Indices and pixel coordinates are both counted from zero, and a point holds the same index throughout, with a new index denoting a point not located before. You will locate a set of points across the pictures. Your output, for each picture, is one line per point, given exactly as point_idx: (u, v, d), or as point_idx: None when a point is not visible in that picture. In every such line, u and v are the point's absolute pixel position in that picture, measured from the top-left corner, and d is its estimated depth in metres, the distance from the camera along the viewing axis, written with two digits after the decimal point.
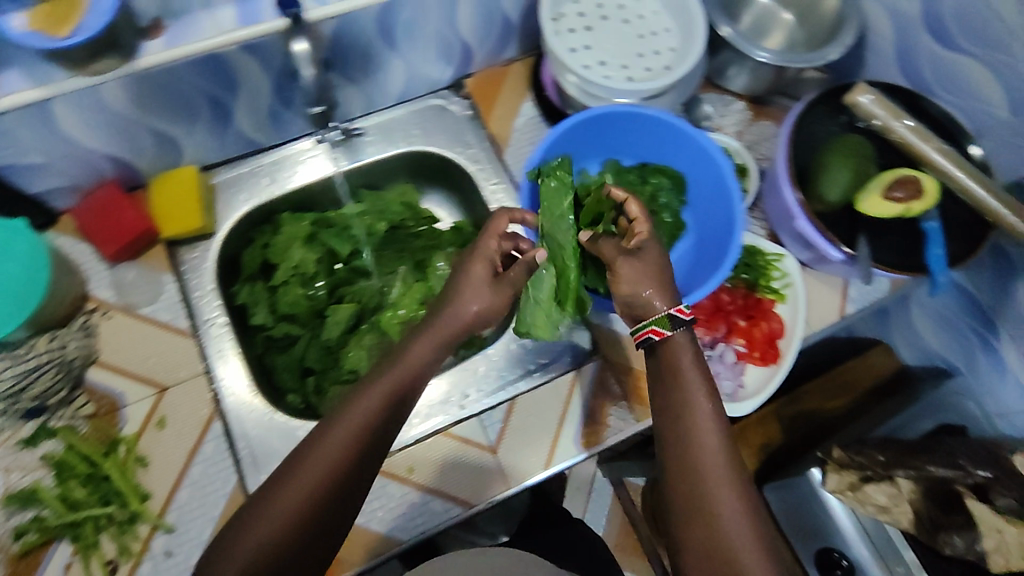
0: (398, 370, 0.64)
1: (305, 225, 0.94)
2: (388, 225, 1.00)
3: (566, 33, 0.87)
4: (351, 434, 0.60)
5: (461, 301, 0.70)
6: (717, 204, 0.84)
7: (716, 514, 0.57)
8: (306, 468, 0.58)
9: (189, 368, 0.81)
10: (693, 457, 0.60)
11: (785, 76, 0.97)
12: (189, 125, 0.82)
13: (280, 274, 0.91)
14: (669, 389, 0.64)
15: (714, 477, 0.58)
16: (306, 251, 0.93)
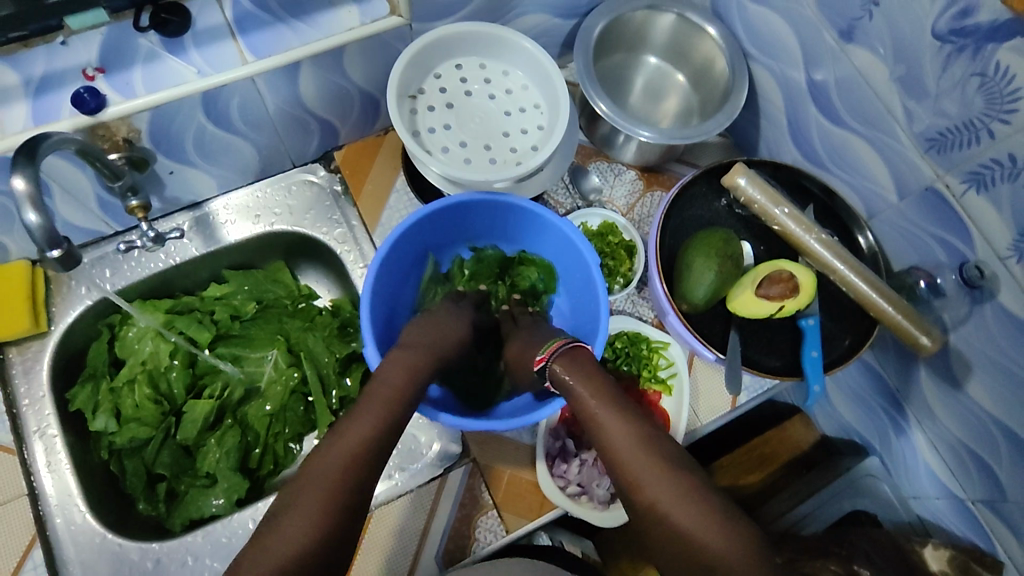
0: (382, 390, 0.63)
1: (160, 316, 0.87)
2: (258, 305, 0.93)
3: (425, 112, 0.82)
4: (350, 453, 0.56)
5: (434, 330, 0.72)
6: (586, 298, 0.78)
7: (665, 506, 0.54)
8: (306, 495, 0.53)
9: (11, 488, 0.75)
10: (635, 477, 0.56)
11: (674, 147, 0.91)
12: (7, 223, 0.75)
13: (122, 372, 0.84)
14: (594, 420, 0.61)
15: (652, 475, 0.56)
16: (159, 343, 0.87)
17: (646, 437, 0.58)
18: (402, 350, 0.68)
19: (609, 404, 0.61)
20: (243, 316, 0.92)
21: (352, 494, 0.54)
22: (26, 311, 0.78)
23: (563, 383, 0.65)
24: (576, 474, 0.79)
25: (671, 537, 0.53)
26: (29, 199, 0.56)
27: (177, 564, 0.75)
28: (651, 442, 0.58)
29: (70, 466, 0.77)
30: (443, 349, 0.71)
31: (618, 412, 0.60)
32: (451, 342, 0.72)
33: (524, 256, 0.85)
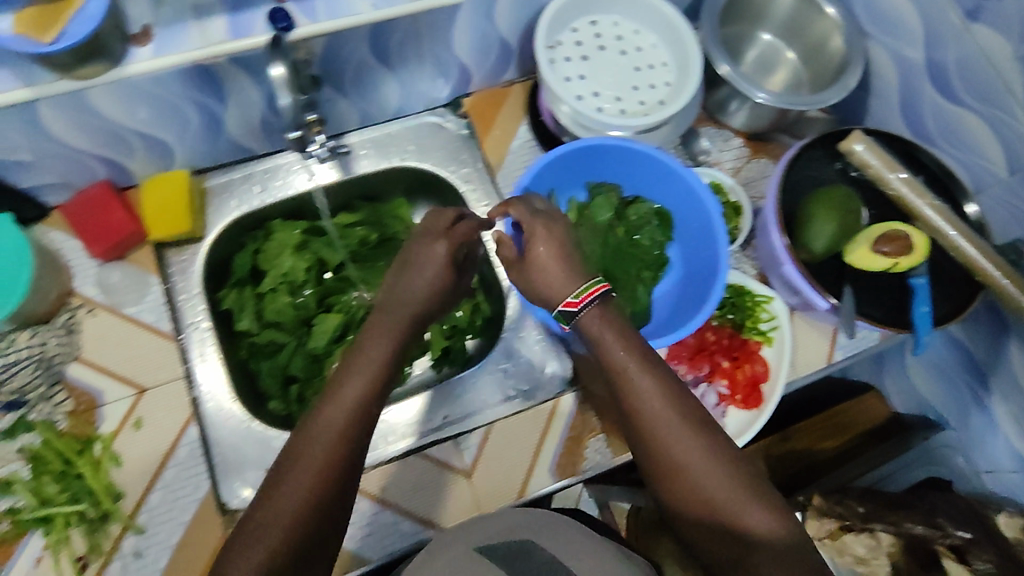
0: (359, 367, 0.63)
1: (298, 235, 0.95)
2: (380, 236, 1.00)
3: (562, 61, 0.87)
4: (326, 436, 0.57)
5: (403, 289, 0.71)
6: (703, 246, 0.84)
7: (691, 463, 0.60)
8: (289, 480, 0.55)
9: (169, 372, 0.82)
10: (655, 433, 0.61)
11: (785, 116, 0.96)
12: (182, 131, 0.83)
13: (269, 282, 0.93)
14: (617, 378, 0.65)
15: (677, 432, 0.61)
16: (296, 259, 0.94)
17: (672, 393, 0.63)
18: (376, 318, 0.69)
19: (637, 359, 0.64)
20: (367, 245, 0.99)
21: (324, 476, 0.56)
22: (188, 215, 0.86)
23: (590, 334, 0.67)
24: None
25: (694, 486, 0.59)
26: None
27: None
28: (676, 401, 0.62)
29: (219, 359, 0.85)
30: (413, 309, 0.70)
31: (645, 368, 0.64)
32: (421, 296, 0.71)
33: (640, 203, 0.89)
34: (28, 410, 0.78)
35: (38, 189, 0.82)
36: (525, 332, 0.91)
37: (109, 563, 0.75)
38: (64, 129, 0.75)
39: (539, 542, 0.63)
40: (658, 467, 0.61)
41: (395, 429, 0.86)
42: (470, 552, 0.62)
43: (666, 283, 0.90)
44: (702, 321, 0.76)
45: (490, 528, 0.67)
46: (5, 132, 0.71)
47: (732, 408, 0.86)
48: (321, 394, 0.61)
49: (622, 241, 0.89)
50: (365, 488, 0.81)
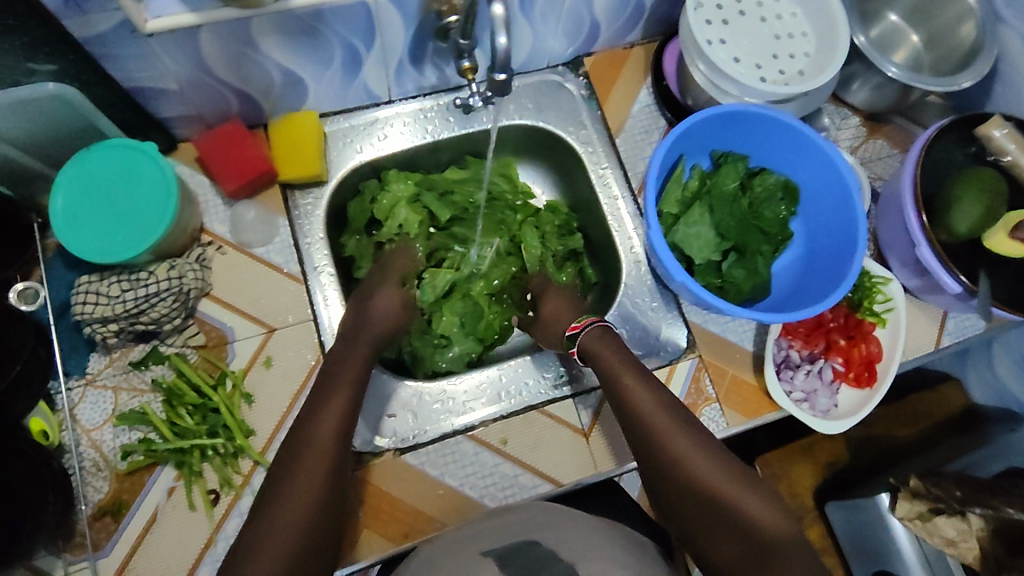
0: (336, 391, 0.73)
1: (411, 188, 0.94)
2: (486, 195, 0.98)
3: (703, 24, 0.86)
4: (320, 448, 0.69)
5: (376, 310, 0.84)
6: (836, 222, 0.85)
7: (689, 467, 0.74)
8: (301, 481, 0.66)
9: (298, 314, 0.82)
10: (655, 435, 0.75)
11: (908, 99, 0.96)
12: (321, 71, 0.81)
13: (385, 232, 0.94)
14: (615, 390, 0.78)
15: (674, 434, 0.75)
16: (410, 211, 0.94)
17: (663, 403, 0.78)
18: (351, 330, 0.80)
19: (635, 378, 0.78)
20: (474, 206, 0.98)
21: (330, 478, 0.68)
22: (320, 160, 0.86)
23: (593, 355, 0.81)
24: (801, 382, 0.87)
25: (690, 486, 0.73)
26: (506, 23, 0.54)
27: (436, 402, 0.84)
28: (668, 413, 0.77)
29: (339, 304, 0.85)
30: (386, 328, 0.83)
31: (642, 380, 0.79)
32: (390, 321, 0.84)
33: (767, 174, 0.89)
34: (159, 342, 0.78)
35: (172, 120, 0.81)
36: (640, 297, 0.91)
37: (240, 497, 0.75)
38: (214, 60, 0.73)
39: (539, 539, 0.68)
40: (658, 465, 0.75)
41: (509, 389, 0.85)
42: (481, 557, 0.66)
43: (787, 257, 0.90)
44: (843, 296, 0.77)
45: (503, 528, 0.72)
46: (160, 57, 0.69)
47: (844, 386, 0.88)
48: (311, 408, 0.72)
49: (747, 212, 0.88)
50: (484, 439, 0.81)
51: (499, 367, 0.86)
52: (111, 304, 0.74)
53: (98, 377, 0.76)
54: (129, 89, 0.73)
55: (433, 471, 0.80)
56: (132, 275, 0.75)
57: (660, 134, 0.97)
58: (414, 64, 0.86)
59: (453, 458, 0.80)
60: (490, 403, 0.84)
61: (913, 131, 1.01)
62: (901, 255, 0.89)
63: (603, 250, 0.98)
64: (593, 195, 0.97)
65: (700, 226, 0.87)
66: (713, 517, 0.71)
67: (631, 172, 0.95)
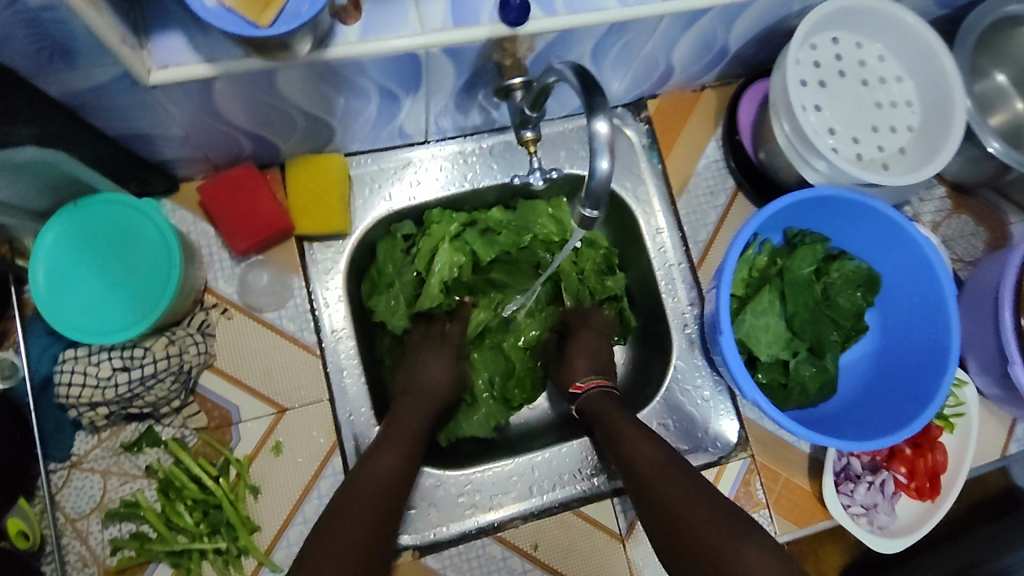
0: (400, 436, 0.69)
1: (456, 226, 0.81)
2: (531, 237, 0.83)
3: (799, 86, 0.75)
4: (374, 486, 0.63)
5: (425, 380, 0.77)
6: (920, 326, 0.76)
7: (681, 511, 0.61)
8: (350, 510, 0.61)
9: (312, 390, 0.73)
10: (654, 486, 0.64)
11: (1005, 177, 0.85)
12: (353, 114, 0.69)
13: (434, 289, 0.80)
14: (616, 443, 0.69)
15: (671, 483, 0.63)
16: (450, 254, 0.81)
17: (663, 452, 0.67)
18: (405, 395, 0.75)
19: (633, 427, 0.69)
20: (520, 249, 0.84)
21: (380, 515, 0.62)
22: (344, 212, 0.74)
23: (595, 414, 0.74)
24: (862, 496, 0.79)
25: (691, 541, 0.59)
26: (610, 143, 0.43)
27: (461, 496, 0.75)
28: (664, 458, 0.66)
29: (358, 378, 0.74)
30: (436, 398, 0.76)
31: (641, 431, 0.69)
32: (442, 391, 0.77)
33: (847, 259, 0.79)
34: (155, 422, 0.69)
35: (174, 162, 0.69)
36: (691, 382, 0.82)
37: None
38: (229, 107, 0.61)
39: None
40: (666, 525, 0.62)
41: (540, 482, 0.77)
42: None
43: (858, 348, 0.82)
44: (925, 425, 0.69)
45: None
46: (163, 108, 0.57)
47: (903, 497, 0.81)
48: (363, 456, 0.67)
49: (818, 299, 0.79)
50: (514, 542, 0.74)
51: (530, 459, 0.77)
52: (101, 387, 0.64)
53: (84, 460, 0.67)
54: (124, 137, 0.61)
55: (455, 574, 0.73)
56: (126, 351, 0.66)
57: (726, 196, 0.86)
58: (459, 107, 0.74)
59: (478, 562, 0.73)
60: (521, 498, 0.76)
61: (1002, 209, 0.90)
62: (982, 359, 0.81)
63: (649, 320, 0.88)
64: (644, 259, 0.86)
65: (769, 316, 0.77)
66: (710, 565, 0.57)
67: (691, 239, 0.85)
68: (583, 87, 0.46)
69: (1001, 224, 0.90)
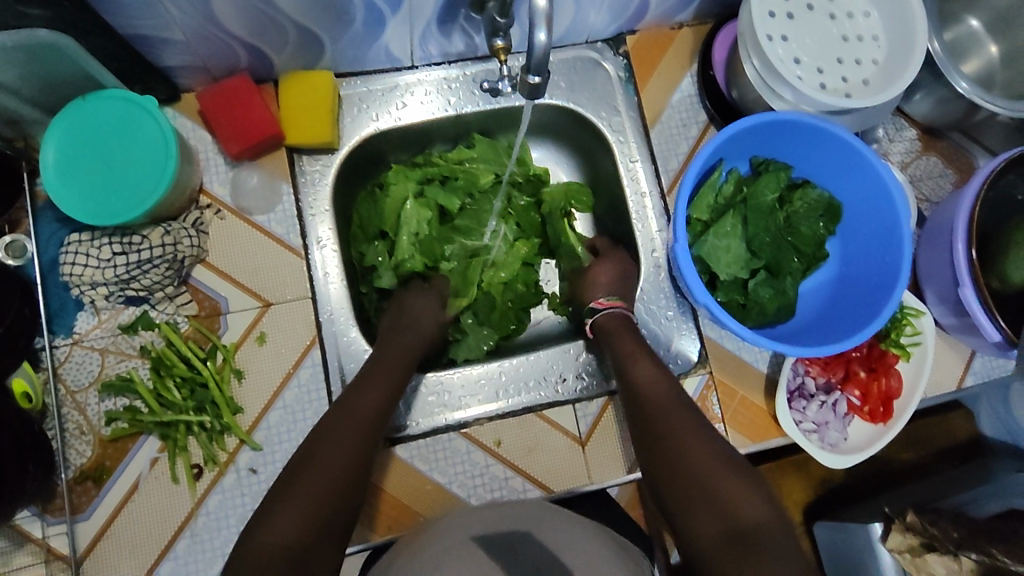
0: (383, 376, 0.72)
1: (413, 185, 0.87)
2: (494, 177, 0.90)
3: (766, 16, 0.77)
4: (358, 423, 0.67)
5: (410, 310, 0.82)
6: (879, 251, 0.79)
7: (678, 447, 0.69)
8: (342, 433, 0.65)
9: (296, 290, 0.78)
10: (658, 419, 0.71)
11: (973, 118, 0.88)
12: (342, 30, 0.74)
13: (404, 245, 0.85)
14: (625, 372, 0.76)
15: (672, 418, 0.71)
16: (417, 210, 0.86)
17: (668, 389, 0.74)
18: (391, 332, 0.79)
19: (649, 363, 0.75)
20: (480, 191, 0.90)
21: (368, 447, 0.66)
22: (331, 123, 0.79)
23: (612, 341, 0.79)
24: (814, 413, 0.84)
25: (681, 471, 0.67)
26: (547, 18, 0.47)
27: (431, 395, 0.81)
28: (669, 393, 0.73)
29: (340, 282, 0.80)
30: (420, 344, 0.79)
31: (651, 364, 0.76)
32: (429, 324, 0.82)
33: (810, 188, 0.82)
34: (150, 307, 0.75)
35: (175, 69, 0.74)
36: (656, 302, 0.86)
37: (223, 474, 0.74)
38: (225, 12, 0.66)
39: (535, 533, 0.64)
40: (659, 457, 0.69)
41: (507, 386, 0.82)
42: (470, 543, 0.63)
43: (818, 277, 0.85)
44: (869, 335, 0.72)
45: (488, 511, 0.71)
46: (162, 6, 0.62)
47: (856, 419, 0.84)
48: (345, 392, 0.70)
49: (781, 227, 0.83)
50: (479, 438, 0.79)
51: (499, 364, 0.83)
52: (101, 268, 0.71)
53: (84, 338, 0.73)
54: (129, 38, 0.66)
55: (421, 464, 0.78)
56: (125, 237, 0.72)
57: (698, 129, 0.89)
58: (442, 30, 0.78)
59: (444, 454, 0.78)
60: (486, 400, 0.81)
61: (970, 150, 0.94)
62: (940, 290, 0.83)
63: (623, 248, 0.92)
64: (617, 188, 0.90)
65: (731, 239, 0.81)
66: (702, 500, 0.65)
67: (663, 169, 0.89)
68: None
69: (970, 166, 0.93)
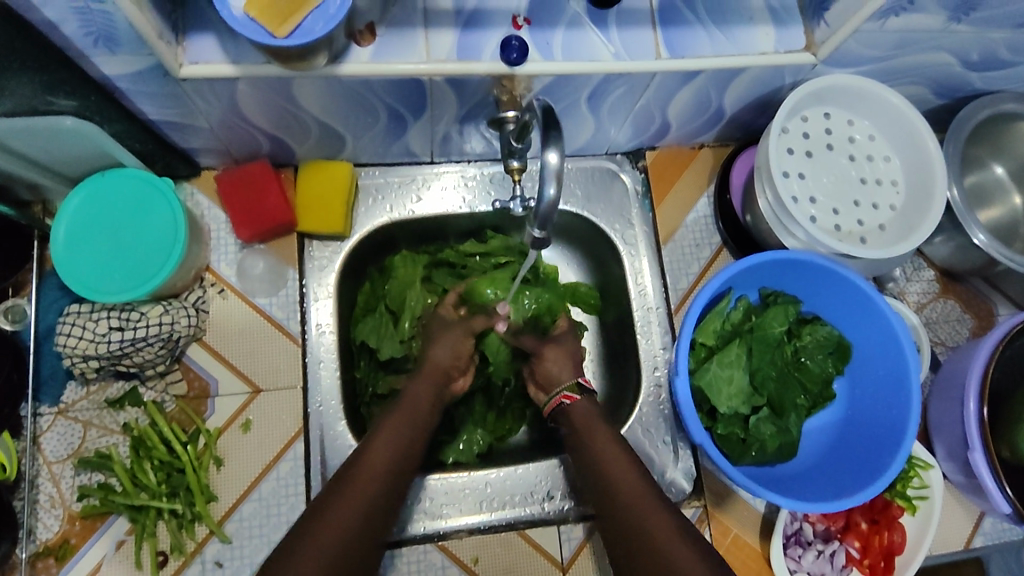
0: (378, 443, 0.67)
1: (422, 269, 0.87)
2: None
3: (784, 154, 0.78)
4: (358, 493, 0.62)
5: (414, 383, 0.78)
6: (888, 400, 0.76)
7: (657, 541, 0.62)
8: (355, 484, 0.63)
9: (288, 378, 0.77)
10: (633, 514, 0.65)
11: (994, 268, 0.86)
12: (365, 128, 0.75)
13: (406, 326, 0.84)
14: (586, 451, 0.72)
15: (649, 511, 0.65)
16: (421, 294, 0.86)
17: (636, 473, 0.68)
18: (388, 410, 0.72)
19: (614, 452, 0.70)
20: None
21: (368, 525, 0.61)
22: (344, 215, 0.80)
23: (578, 427, 0.74)
24: (809, 563, 0.79)
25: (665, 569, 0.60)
26: (558, 173, 0.48)
27: (413, 500, 0.78)
28: (643, 484, 0.68)
29: (333, 370, 0.79)
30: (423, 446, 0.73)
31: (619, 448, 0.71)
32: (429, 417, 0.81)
33: (820, 325, 0.81)
34: (140, 383, 0.74)
35: (198, 151, 0.76)
36: (655, 427, 0.84)
37: (188, 565, 0.71)
38: (250, 108, 0.67)
39: None
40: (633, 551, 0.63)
41: (491, 498, 0.79)
42: None
43: (823, 415, 0.83)
44: (875, 496, 0.69)
45: None
46: (190, 100, 0.64)
47: (855, 572, 0.80)
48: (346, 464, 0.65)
49: (787, 362, 0.81)
50: (455, 553, 0.76)
51: (485, 474, 0.79)
52: (95, 342, 0.71)
53: (70, 408, 0.73)
54: (154, 123, 0.68)
55: (392, 575, 0.75)
56: (124, 313, 0.72)
57: (711, 251, 0.89)
58: (463, 133, 0.79)
59: (419, 567, 0.75)
60: (468, 512, 0.78)
61: (990, 298, 0.91)
62: (949, 445, 0.80)
63: (623, 358, 0.90)
64: (624, 299, 0.89)
65: (734, 370, 0.78)
66: None
67: (672, 286, 0.88)
68: (544, 121, 0.50)
69: (988, 314, 0.91)
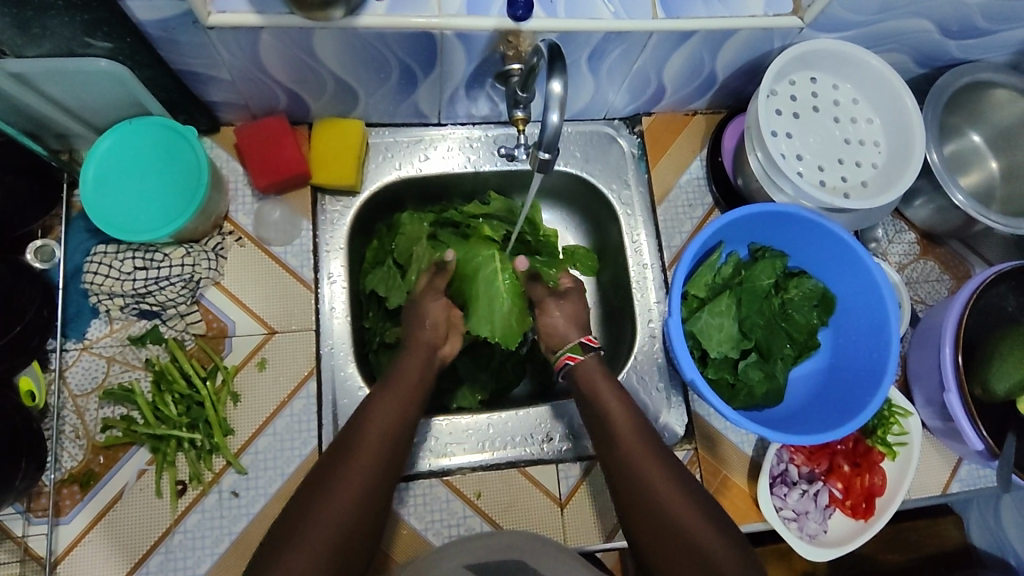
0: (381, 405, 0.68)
1: (427, 227, 0.90)
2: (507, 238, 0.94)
3: (773, 113, 0.82)
4: (363, 454, 0.63)
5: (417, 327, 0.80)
6: (869, 347, 0.81)
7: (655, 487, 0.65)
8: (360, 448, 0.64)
9: (301, 321, 0.81)
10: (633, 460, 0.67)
11: (970, 228, 0.91)
12: (376, 85, 0.80)
13: (413, 279, 0.87)
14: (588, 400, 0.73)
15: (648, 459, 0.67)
16: (428, 250, 0.89)
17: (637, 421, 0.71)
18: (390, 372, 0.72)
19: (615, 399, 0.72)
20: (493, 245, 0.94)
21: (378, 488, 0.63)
22: (356, 169, 0.84)
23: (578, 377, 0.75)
24: (794, 501, 0.83)
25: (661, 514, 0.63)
26: (560, 102, 0.53)
27: (419, 438, 0.82)
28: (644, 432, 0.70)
29: (344, 316, 0.83)
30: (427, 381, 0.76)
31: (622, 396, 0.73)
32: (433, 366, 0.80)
33: (806, 278, 0.85)
34: (161, 322, 0.78)
35: (219, 104, 0.80)
36: (649, 374, 0.88)
37: (205, 494, 0.75)
38: (271, 60, 0.71)
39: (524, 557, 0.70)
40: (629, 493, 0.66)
41: (494, 439, 0.83)
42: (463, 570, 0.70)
43: (808, 365, 0.87)
44: (854, 431, 0.73)
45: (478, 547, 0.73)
46: (215, 49, 0.68)
47: (837, 512, 0.84)
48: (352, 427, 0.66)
49: (774, 313, 0.85)
50: (459, 488, 0.80)
51: (488, 417, 0.84)
52: (121, 280, 0.76)
53: (94, 344, 0.77)
54: (180, 72, 0.72)
55: (399, 507, 0.79)
56: (148, 253, 0.77)
57: (703, 211, 0.94)
58: (469, 94, 0.84)
59: (424, 500, 0.79)
60: (472, 451, 0.82)
61: (967, 258, 0.96)
62: (927, 392, 0.85)
63: (620, 313, 0.94)
64: (620, 256, 0.94)
65: (724, 318, 0.83)
66: (676, 546, 0.62)
67: (666, 244, 0.93)
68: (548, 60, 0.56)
69: (966, 274, 0.96)
